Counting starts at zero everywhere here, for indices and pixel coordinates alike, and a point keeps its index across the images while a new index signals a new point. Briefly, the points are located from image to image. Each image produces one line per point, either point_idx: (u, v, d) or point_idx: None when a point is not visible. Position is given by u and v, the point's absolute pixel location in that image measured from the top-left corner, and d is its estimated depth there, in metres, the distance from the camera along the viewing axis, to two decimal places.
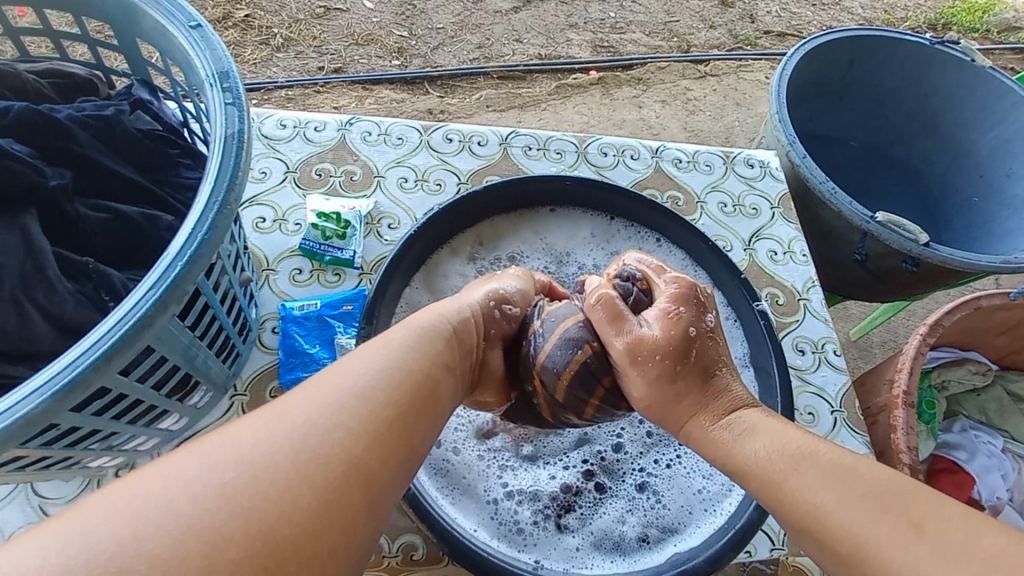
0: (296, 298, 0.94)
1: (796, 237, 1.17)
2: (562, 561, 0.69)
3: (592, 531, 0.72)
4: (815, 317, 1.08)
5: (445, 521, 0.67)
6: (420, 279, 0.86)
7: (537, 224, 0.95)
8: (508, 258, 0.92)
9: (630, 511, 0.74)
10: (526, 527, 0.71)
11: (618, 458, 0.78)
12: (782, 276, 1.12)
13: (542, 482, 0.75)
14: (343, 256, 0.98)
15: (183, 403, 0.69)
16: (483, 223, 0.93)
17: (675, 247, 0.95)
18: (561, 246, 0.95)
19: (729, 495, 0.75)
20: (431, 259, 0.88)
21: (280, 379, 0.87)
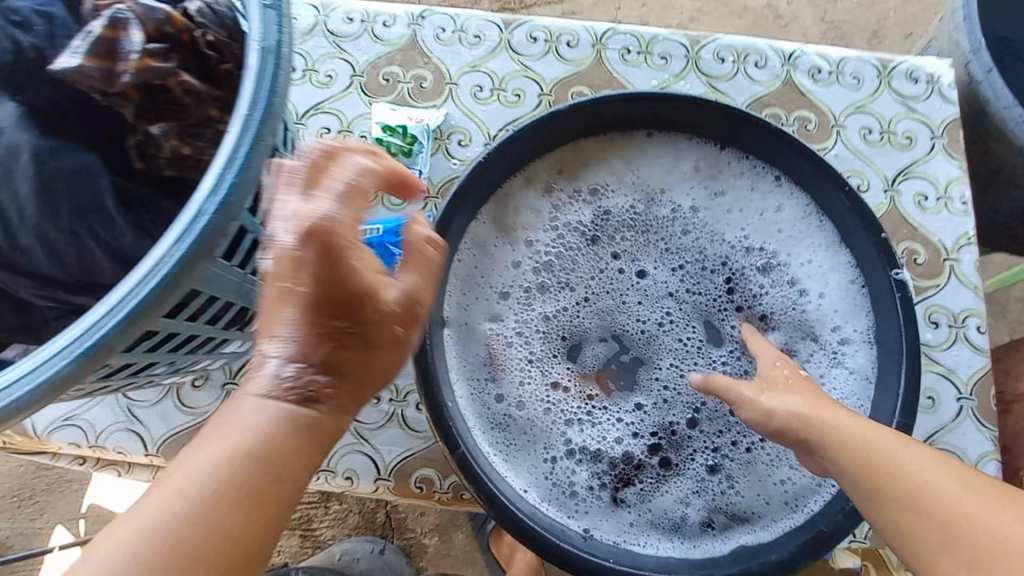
0: (360, 221, 0.89)
1: (958, 180, 0.93)
2: (614, 535, 0.66)
3: (651, 508, 0.68)
4: (961, 284, 0.88)
5: (496, 483, 0.63)
6: (488, 213, 0.76)
7: (630, 151, 0.81)
8: (589, 191, 0.80)
9: (694, 492, 0.68)
10: (580, 495, 0.67)
11: (692, 434, 0.70)
12: (927, 228, 0.91)
13: (602, 450, 0.69)
14: None
15: (244, 331, 0.69)
16: (565, 148, 0.80)
17: (799, 189, 0.78)
18: (654, 181, 0.81)
19: (815, 493, 0.67)
20: (503, 187, 0.77)
21: None
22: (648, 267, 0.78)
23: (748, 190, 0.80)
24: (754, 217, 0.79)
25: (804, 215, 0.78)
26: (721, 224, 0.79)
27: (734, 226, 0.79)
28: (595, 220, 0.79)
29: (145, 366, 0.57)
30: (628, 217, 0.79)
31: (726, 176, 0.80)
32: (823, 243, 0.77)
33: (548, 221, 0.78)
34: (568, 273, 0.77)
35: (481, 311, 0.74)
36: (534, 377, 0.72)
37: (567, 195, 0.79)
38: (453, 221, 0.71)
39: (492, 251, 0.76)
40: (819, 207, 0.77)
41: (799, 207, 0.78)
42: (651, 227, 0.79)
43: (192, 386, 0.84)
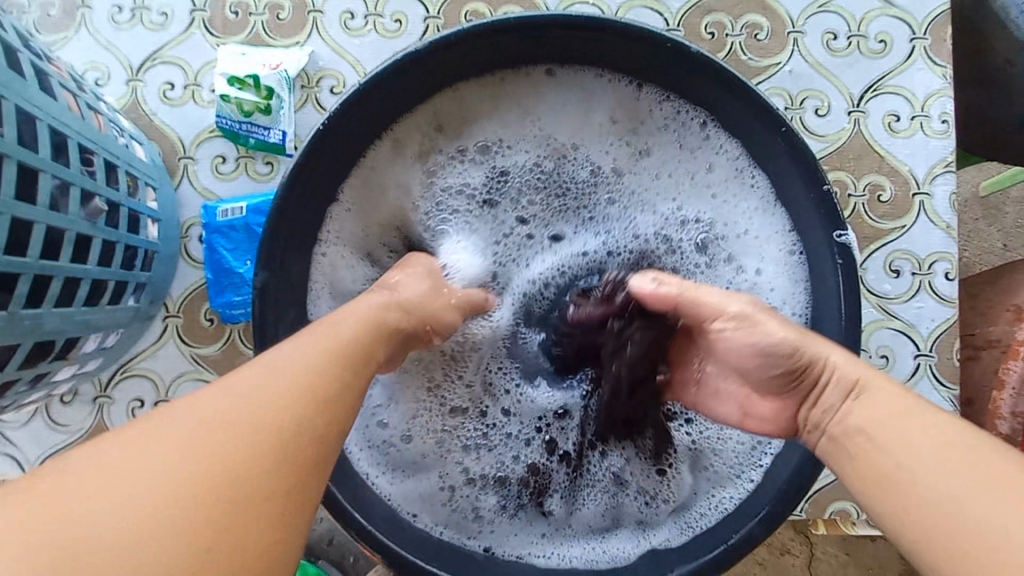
0: (221, 197, 0.76)
1: (939, 92, 0.76)
2: (514, 552, 0.62)
3: (555, 521, 0.64)
4: (931, 223, 0.75)
5: (375, 513, 0.57)
6: (352, 191, 0.65)
7: (525, 95, 0.67)
8: (481, 151, 0.69)
9: (601, 502, 0.65)
10: (478, 514, 0.63)
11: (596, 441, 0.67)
12: (896, 157, 0.76)
13: (500, 464, 0.66)
14: (271, 139, 0.75)
15: (68, 358, 0.59)
16: (441, 98, 0.65)
17: (728, 139, 0.65)
18: (558, 135, 0.69)
19: (732, 487, 0.63)
20: (365, 156, 0.65)
21: (211, 302, 0.74)
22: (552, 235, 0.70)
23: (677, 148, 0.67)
24: (678, 179, 0.69)
25: (735, 170, 0.66)
26: (637, 185, 0.69)
27: (651, 189, 0.69)
28: (490, 186, 0.69)
29: None
30: (530, 182, 0.70)
31: (649, 125, 0.68)
32: (755, 203, 0.66)
33: (427, 192, 0.69)
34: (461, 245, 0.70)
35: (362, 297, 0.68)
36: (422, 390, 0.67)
37: (455, 161, 0.69)
38: (294, 210, 0.57)
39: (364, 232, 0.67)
40: (750, 157, 0.64)
41: (729, 160, 0.66)
42: (557, 189, 0.70)
43: (61, 402, 0.75)
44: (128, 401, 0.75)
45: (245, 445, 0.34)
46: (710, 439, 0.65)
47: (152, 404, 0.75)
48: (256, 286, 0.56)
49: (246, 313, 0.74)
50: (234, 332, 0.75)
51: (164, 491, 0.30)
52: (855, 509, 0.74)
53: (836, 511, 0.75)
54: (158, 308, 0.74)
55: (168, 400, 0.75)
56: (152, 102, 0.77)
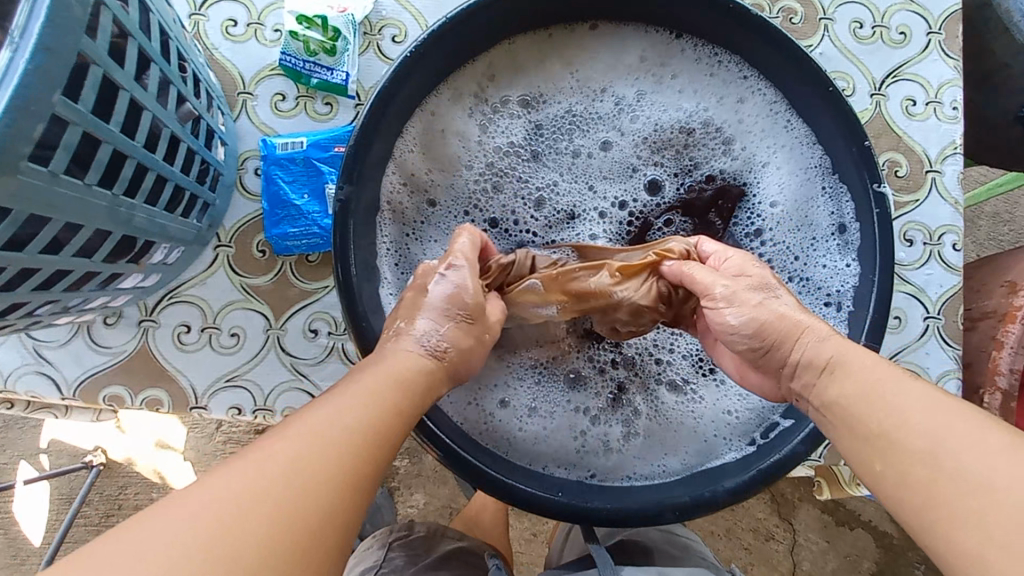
0: (280, 133, 0.78)
1: (950, 81, 0.84)
2: (618, 477, 0.63)
3: (649, 443, 0.66)
4: (941, 198, 0.82)
5: (454, 431, 0.59)
6: (415, 129, 0.65)
7: (570, 50, 0.70)
8: (524, 98, 0.70)
9: (682, 420, 0.67)
10: (549, 448, 0.64)
11: (657, 361, 0.68)
12: (912, 137, 0.83)
13: (572, 395, 0.66)
14: (333, 80, 0.77)
15: (139, 263, 0.60)
16: (498, 52, 0.67)
17: (760, 82, 0.69)
18: (598, 79, 0.71)
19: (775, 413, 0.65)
20: (429, 101, 0.65)
21: (266, 233, 0.75)
22: (590, 181, 0.70)
23: (705, 79, 0.70)
24: (706, 97, 0.71)
25: (771, 113, 0.70)
26: (659, 113, 0.71)
27: (677, 104, 0.71)
28: (529, 133, 0.70)
29: (10, 308, 0.48)
30: (563, 129, 0.71)
31: (680, 64, 0.70)
32: (784, 142, 0.70)
33: (474, 149, 0.69)
34: (513, 199, 0.69)
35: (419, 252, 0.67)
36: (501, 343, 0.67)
37: (493, 114, 0.69)
38: (380, 135, 0.60)
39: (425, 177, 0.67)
40: (784, 99, 0.68)
41: (764, 103, 0.70)
42: (587, 132, 0.71)
43: (105, 323, 0.74)
44: (174, 326, 0.75)
45: (293, 498, 0.38)
46: None
47: (199, 330, 0.75)
48: (340, 200, 0.57)
49: (301, 246, 0.76)
50: (286, 264, 0.76)
51: (203, 546, 0.35)
52: None
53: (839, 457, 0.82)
54: (211, 236, 0.75)
55: (215, 326, 0.75)
56: (214, 37, 0.79)
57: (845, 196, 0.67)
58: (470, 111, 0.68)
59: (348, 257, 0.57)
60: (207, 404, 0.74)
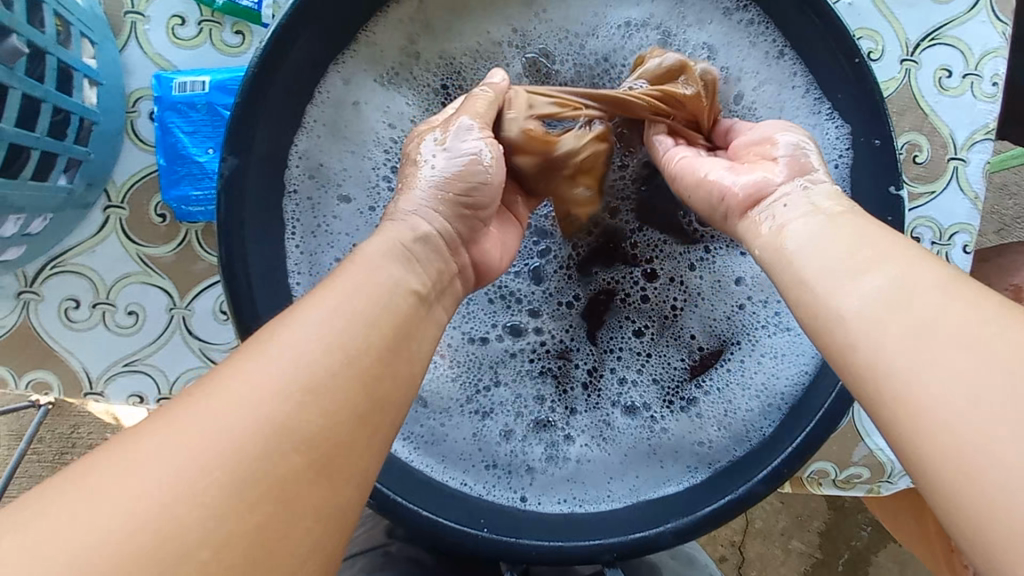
0: (178, 68, 0.63)
1: (996, 50, 0.70)
2: (554, 501, 0.56)
3: (593, 466, 0.59)
4: (960, 192, 0.71)
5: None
6: (325, 101, 0.52)
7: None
8: (471, 58, 0.55)
9: (636, 443, 0.59)
10: (468, 457, 0.58)
11: (617, 372, 0.60)
12: (940, 115, 0.71)
13: (504, 405, 0.60)
14: (242, 3, 0.61)
15: None
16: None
17: (783, 47, 0.54)
18: (580, 24, 0.56)
19: (740, 444, 0.57)
20: (340, 58, 0.52)
21: (164, 195, 0.63)
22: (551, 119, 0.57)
23: (683, 18, 0.56)
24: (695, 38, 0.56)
25: (770, 66, 0.55)
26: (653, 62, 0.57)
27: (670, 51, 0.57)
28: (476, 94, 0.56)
29: None
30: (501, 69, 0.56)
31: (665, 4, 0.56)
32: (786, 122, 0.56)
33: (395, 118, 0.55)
34: None
35: (340, 229, 0.55)
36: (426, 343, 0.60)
37: (444, 91, 0.56)
38: (277, 89, 0.47)
39: (336, 167, 0.55)
40: (785, 46, 0.54)
41: (762, 53, 0.55)
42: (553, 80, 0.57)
43: None
44: (59, 300, 0.64)
45: (282, 403, 0.29)
46: (726, 396, 0.59)
47: (90, 305, 0.64)
48: (222, 175, 0.45)
49: (205, 213, 0.63)
50: (190, 232, 0.65)
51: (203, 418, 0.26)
52: (833, 471, 0.74)
53: (814, 471, 0.74)
54: (96, 195, 0.62)
55: (109, 303, 0.64)
56: None
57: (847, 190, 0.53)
58: (394, 72, 0.55)
59: (241, 258, 0.47)
60: (102, 391, 0.65)
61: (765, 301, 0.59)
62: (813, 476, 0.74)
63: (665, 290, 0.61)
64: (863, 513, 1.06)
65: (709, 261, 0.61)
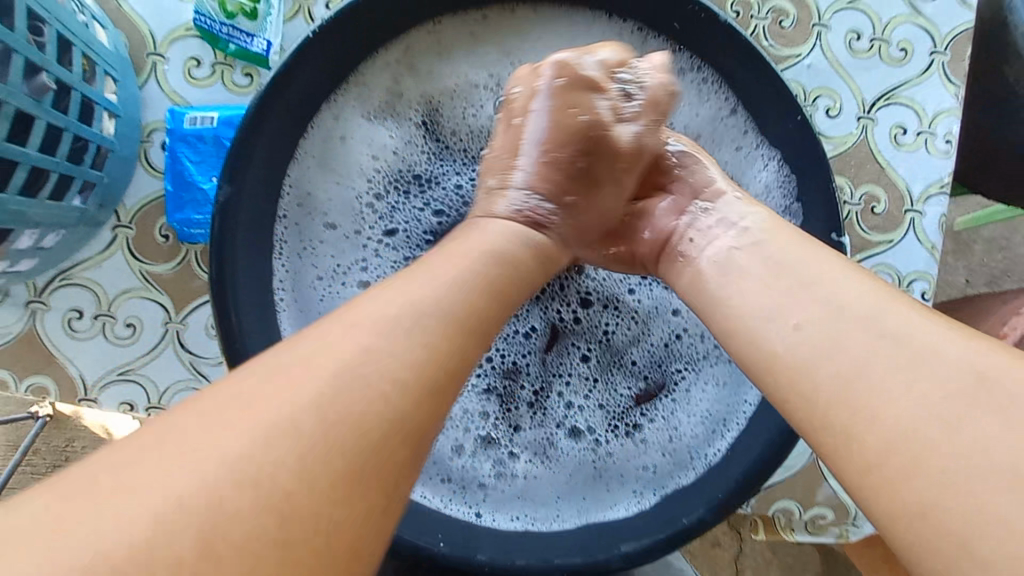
0: (191, 103, 0.69)
1: (948, 111, 0.75)
2: (504, 517, 0.58)
3: (543, 484, 0.61)
4: (918, 242, 0.75)
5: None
6: (317, 139, 0.58)
7: (510, 35, 0.60)
8: (451, 97, 0.61)
9: (581, 464, 0.62)
10: (423, 469, 0.60)
11: (563, 394, 0.63)
12: (896, 169, 0.75)
13: (457, 419, 0.62)
14: (253, 49, 0.68)
15: None
16: (415, 33, 0.58)
17: (735, 105, 0.58)
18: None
19: (682, 469, 0.59)
20: (333, 95, 0.57)
21: (169, 217, 0.69)
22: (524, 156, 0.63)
23: None
24: None
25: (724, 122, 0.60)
26: None
27: None
28: (456, 130, 0.62)
29: None
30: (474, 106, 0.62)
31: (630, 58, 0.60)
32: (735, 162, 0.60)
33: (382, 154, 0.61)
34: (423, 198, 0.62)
35: (327, 252, 0.60)
36: None
37: (426, 126, 0.61)
38: (272, 127, 0.53)
39: (322, 196, 0.59)
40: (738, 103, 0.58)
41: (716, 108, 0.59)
42: None
43: None
44: (65, 310, 0.69)
45: None
46: (669, 420, 0.62)
47: (92, 317, 0.69)
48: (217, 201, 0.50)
49: (205, 235, 0.69)
50: (191, 253, 0.70)
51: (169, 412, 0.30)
52: (798, 509, 0.75)
53: (779, 509, 0.76)
54: (107, 215, 0.68)
55: (110, 315, 0.69)
56: None
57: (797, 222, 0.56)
58: (382, 111, 0.60)
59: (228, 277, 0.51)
60: (95, 398, 0.69)
61: (703, 334, 0.63)
62: (778, 513, 0.76)
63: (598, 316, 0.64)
64: (847, 562, 1.05)
65: (652, 285, 0.64)
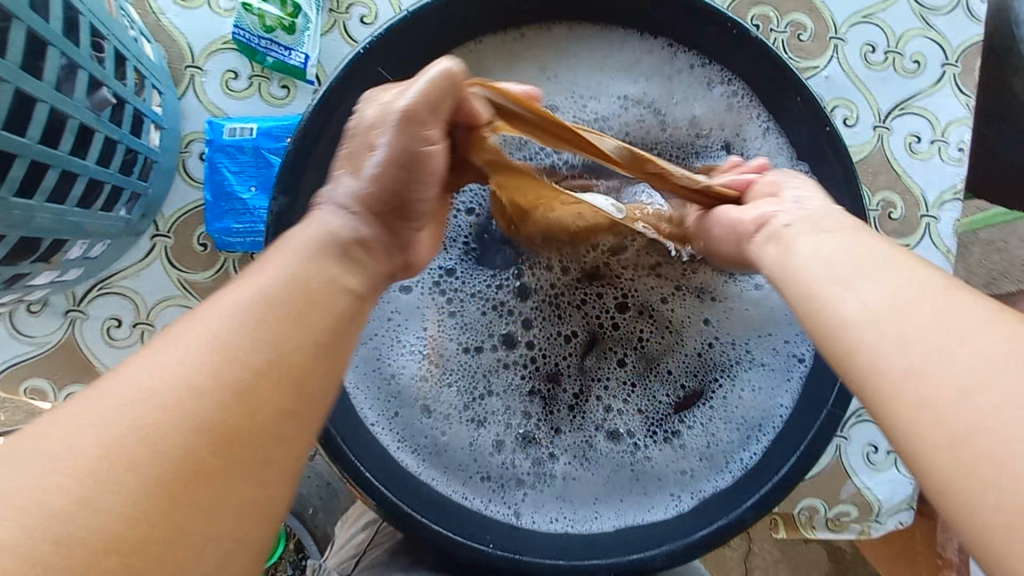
0: (229, 114, 0.71)
1: (960, 120, 0.78)
2: (545, 518, 0.60)
3: (582, 486, 0.61)
4: (933, 247, 0.78)
5: (363, 453, 0.56)
6: None
7: (547, 50, 0.62)
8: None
9: (620, 466, 0.62)
10: (465, 468, 0.61)
11: (602, 398, 0.63)
12: (912, 176, 0.78)
13: (498, 421, 0.62)
14: (290, 62, 0.69)
15: (54, 260, 0.54)
16: (460, 51, 0.60)
17: (768, 122, 0.61)
18: (588, 91, 0.62)
19: (716, 475, 0.61)
20: None
21: (207, 226, 0.70)
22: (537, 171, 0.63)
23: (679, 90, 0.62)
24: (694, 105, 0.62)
25: (757, 133, 0.62)
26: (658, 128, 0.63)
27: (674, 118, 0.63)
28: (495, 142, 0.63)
29: None
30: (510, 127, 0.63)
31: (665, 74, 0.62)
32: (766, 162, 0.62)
33: None
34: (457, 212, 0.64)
35: None
36: (426, 355, 0.62)
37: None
38: (323, 139, 0.54)
39: None
40: (768, 117, 0.61)
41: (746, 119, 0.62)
42: None
43: (29, 310, 0.69)
44: (104, 318, 0.70)
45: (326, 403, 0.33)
46: (705, 425, 0.63)
47: (131, 325, 0.70)
48: (272, 211, 0.52)
49: (243, 244, 0.70)
50: (229, 261, 0.71)
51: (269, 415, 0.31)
52: (823, 508, 0.77)
53: (804, 508, 0.77)
54: (147, 225, 0.69)
55: (149, 323, 0.70)
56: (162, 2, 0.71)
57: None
58: None
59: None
60: None
61: (738, 342, 0.63)
62: (803, 513, 0.77)
63: (631, 321, 0.63)
64: (860, 562, 1.07)
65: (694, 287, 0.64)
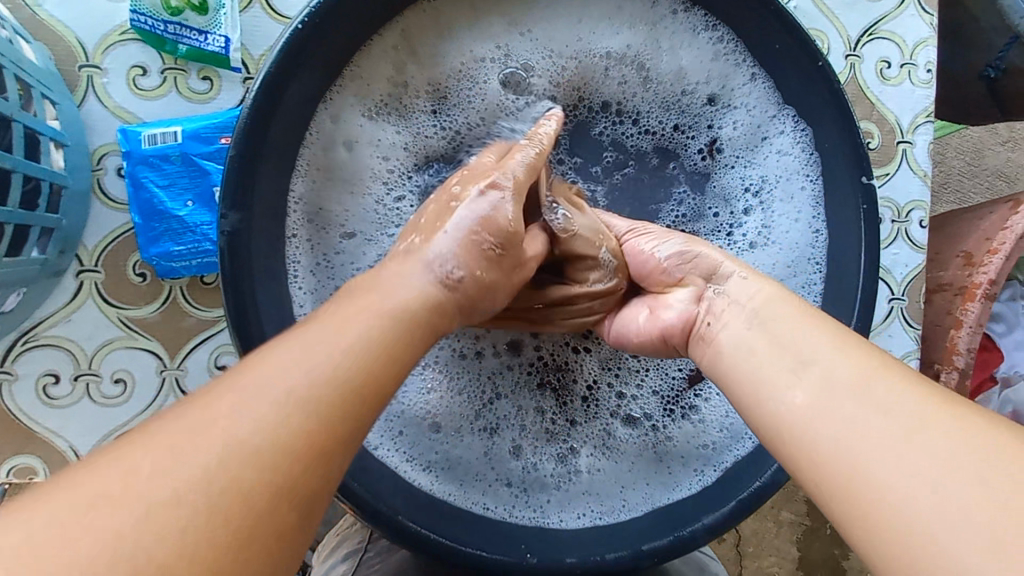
0: (144, 118, 0.60)
1: (927, 40, 0.76)
2: (571, 516, 0.56)
3: (605, 477, 0.58)
4: (911, 173, 0.77)
5: (371, 478, 0.51)
6: (317, 143, 0.52)
7: (515, 4, 0.56)
8: (457, 82, 0.56)
9: (640, 450, 0.59)
10: (480, 479, 0.56)
11: (614, 386, 0.60)
12: (885, 103, 0.76)
13: (509, 424, 0.59)
14: (208, 48, 0.59)
15: None
16: (414, 12, 0.53)
17: (754, 67, 0.56)
18: (563, 43, 0.57)
19: (736, 446, 0.58)
20: (330, 94, 0.51)
21: (143, 253, 0.60)
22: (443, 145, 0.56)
23: (657, 40, 0.57)
24: (677, 53, 0.57)
25: (747, 76, 0.57)
26: (642, 83, 0.58)
27: (657, 69, 0.58)
28: (477, 132, 0.56)
29: None
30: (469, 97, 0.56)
31: (643, 22, 0.57)
32: (755, 111, 0.58)
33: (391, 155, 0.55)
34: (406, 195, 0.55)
35: (340, 262, 0.54)
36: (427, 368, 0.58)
37: (437, 117, 0.56)
38: (269, 139, 0.46)
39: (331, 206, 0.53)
40: (753, 57, 0.56)
41: (734, 63, 0.57)
42: (543, 110, 0.57)
43: None
44: (36, 376, 0.60)
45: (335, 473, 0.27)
46: (722, 395, 0.60)
47: (71, 379, 0.60)
48: (222, 231, 0.44)
49: (190, 267, 0.61)
50: (175, 289, 0.62)
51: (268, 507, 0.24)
52: None
53: None
54: (67, 261, 0.59)
55: (93, 373, 0.61)
56: None
57: (817, 168, 0.56)
58: (385, 104, 0.54)
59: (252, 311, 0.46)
60: None
61: None
62: None
63: None
64: None
65: None
